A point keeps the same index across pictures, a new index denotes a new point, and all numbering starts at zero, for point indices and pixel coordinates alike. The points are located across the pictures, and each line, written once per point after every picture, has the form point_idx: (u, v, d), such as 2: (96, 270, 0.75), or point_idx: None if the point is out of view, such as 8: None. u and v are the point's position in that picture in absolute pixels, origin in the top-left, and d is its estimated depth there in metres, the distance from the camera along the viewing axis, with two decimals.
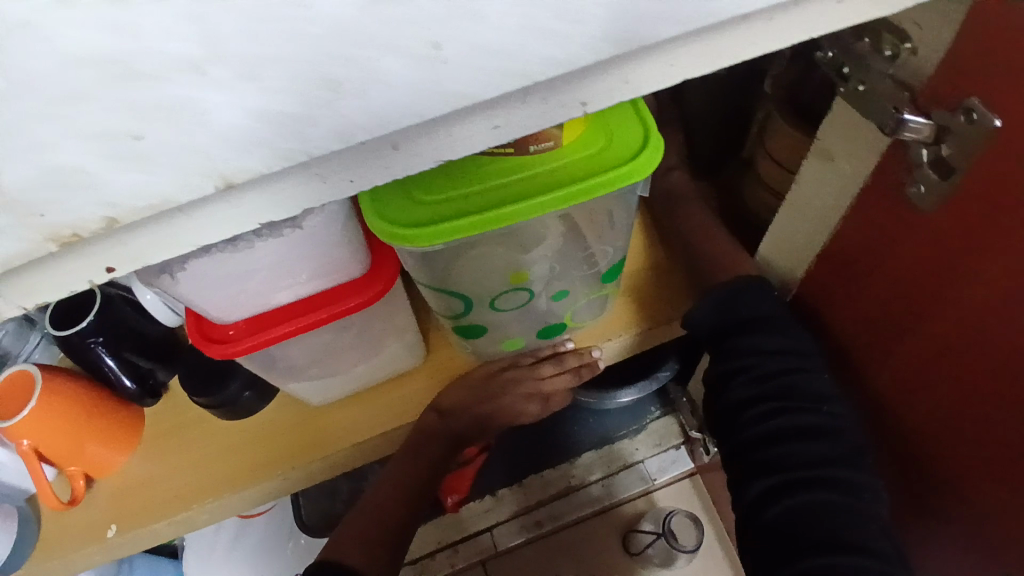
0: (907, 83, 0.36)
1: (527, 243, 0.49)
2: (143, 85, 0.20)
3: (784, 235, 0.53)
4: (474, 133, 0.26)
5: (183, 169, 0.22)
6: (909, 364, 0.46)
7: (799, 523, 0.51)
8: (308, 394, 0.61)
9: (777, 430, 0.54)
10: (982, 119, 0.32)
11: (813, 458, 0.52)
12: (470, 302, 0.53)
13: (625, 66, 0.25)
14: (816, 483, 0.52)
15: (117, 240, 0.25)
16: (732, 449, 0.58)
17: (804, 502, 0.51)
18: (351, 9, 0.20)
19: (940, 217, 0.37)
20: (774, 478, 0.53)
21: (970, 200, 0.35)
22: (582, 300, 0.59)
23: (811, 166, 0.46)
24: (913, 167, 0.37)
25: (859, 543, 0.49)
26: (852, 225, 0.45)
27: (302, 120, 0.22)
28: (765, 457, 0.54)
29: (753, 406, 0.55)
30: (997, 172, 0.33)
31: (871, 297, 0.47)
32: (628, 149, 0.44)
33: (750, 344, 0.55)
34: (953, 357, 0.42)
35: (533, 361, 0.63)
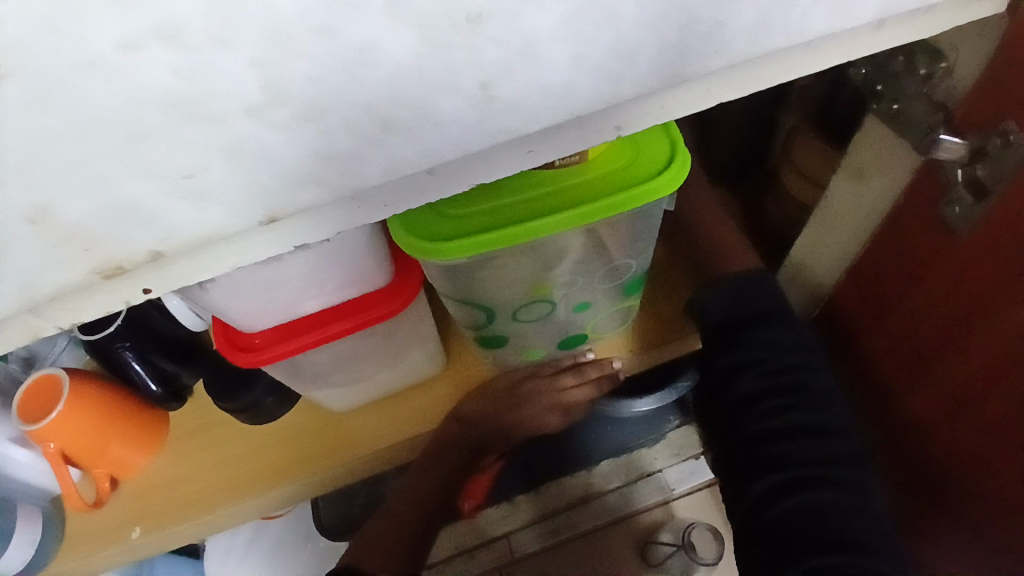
0: (943, 103, 0.36)
1: (551, 256, 0.49)
2: (210, 128, 0.21)
3: (811, 250, 0.52)
4: (509, 159, 0.26)
5: (239, 204, 0.23)
6: (933, 382, 0.46)
7: (805, 522, 0.50)
8: (331, 400, 0.62)
9: (782, 427, 0.52)
10: (1019, 142, 0.32)
11: (818, 456, 0.51)
12: (493, 313, 0.53)
13: (662, 94, 0.26)
14: (820, 482, 0.51)
15: (157, 264, 0.26)
16: (727, 445, 0.56)
17: (811, 500, 0.50)
18: (411, 56, 0.21)
19: (974, 237, 0.37)
20: (776, 475, 0.52)
21: (1005, 222, 0.35)
22: (604, 312, 0.59)
23: (842, 183, 0.45)
24: (947, 187, 0.37)
25: (861, 544, 0.49)
26: (881, 242, 0.44)
27: (354, 157, 0.23)
28: (768, 453, 0.52)
29: (755, 402, 0.54)
30: None
31: (896, 310, 0.46)
32: (657, 165, 0.44)
33: (758, 338, 0.55)
34: (977, 377, 0.41)
35: (553, 371, 0.63)
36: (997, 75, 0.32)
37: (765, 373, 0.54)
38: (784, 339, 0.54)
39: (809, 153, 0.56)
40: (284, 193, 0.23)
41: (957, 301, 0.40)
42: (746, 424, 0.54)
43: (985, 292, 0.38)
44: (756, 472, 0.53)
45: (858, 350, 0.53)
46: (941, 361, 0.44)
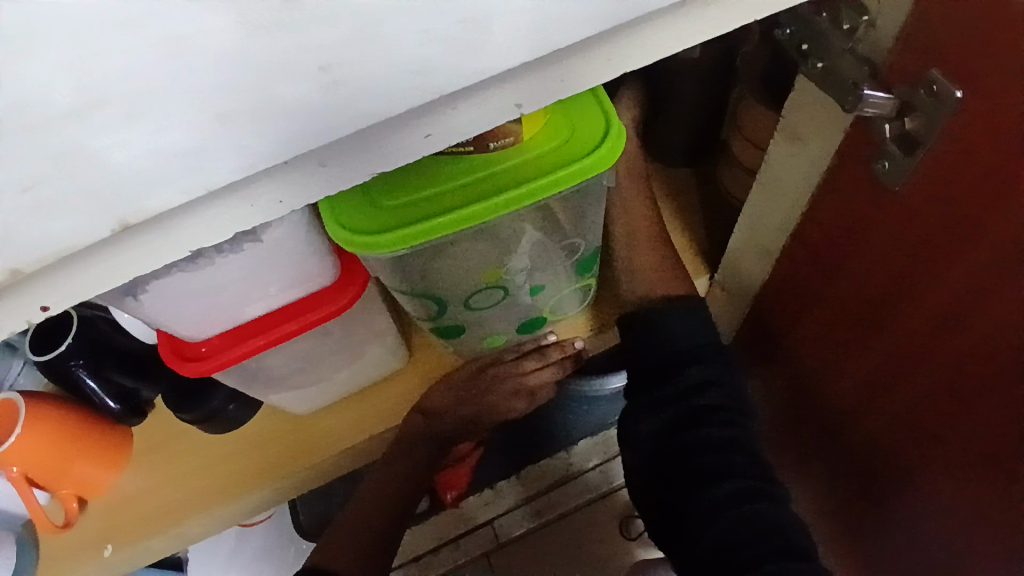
0: (868, 58, 0.35)
1: (497, 241, 0.48)
2: (39, 137, 0.21)
3: (758, 216, 0.52)
4: (406, 142, 0.26)
5: (86, 212, 0.23)
6: (883, 339, 0.46)
7: (756, 533, 0.51)
8: (294, 402, 0.61)
9: (724, 438, 0.54)
10: (943, 92, 0.31)
11: (748, 469, 0.54)
12: (444, 303, 0.52)
13: (558, 65, 0.26)
14: (761, 491, 0.53)
15: (49, 279, 0.25)
16: (654, 466, 0.56)
17: (755, 510, 0.52)
18: (234, 36, 0.21)
19: (907, 189, 0.37)
20: (725, 485, 0.53)
21: (939, 175, 0.34)
22: (560, 293, 0.59)
23: (783, 147, 0.45)
24: (878, 143, 0.36)
25: (804, 546, 0.51)
26: (825, 202, 0.44)
27: (200, 153, 0.23)
28: (713, 463, 0.53)
29: (694, 415, 0.55)
30: (962, 146, 0.32)
31: (846, 276, 0.46)
32: (590, 142, 0.43)
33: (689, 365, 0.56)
34: (923, 330, 0.41)
35: (516, 356, 0.63)
36: (915, 26, 0.31)
37: (697, 388, 0.56)
38: (707, 357, 0.57)
39: (754, 119, 0.56)
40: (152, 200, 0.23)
41: (897, 253, 0.40)
42: (683, 437, 0.55)
43: (922, 243, 0.38)
44: (704, 485, 0.53)
45: (811, 321, 0.54)
46: (889, 316, 0.44)
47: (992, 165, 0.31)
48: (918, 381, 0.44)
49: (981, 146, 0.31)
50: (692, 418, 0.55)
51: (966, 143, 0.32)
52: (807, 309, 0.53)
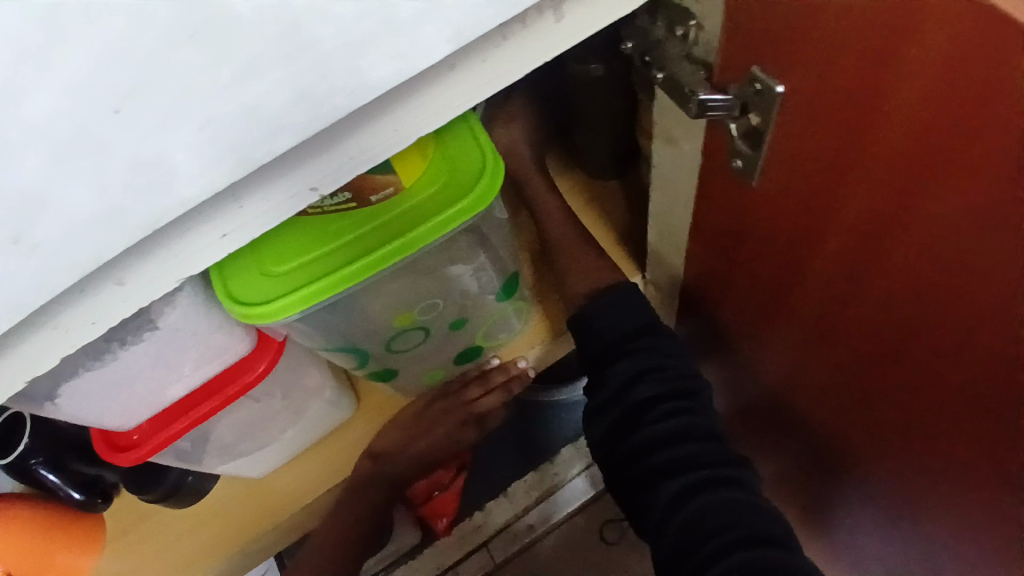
0: (704, 61, 0.35)
1: (402, 287, 0.48)
2: None
3: (662, 215, 0.53)
4: (207, 241, 0.30)
5: None
6: (793, 321, 0.47)
7: (710, 524, 0.51)
8: (246, 469, 0.60)
9: (676, 429, 0.54)
10: (766, 88, 0.32)
11: (705, 459, 0.53)
12: (365, 352, 0.53)
13: (338, 143, 0.29)
14: (722, 480, 0.53)
15: None
16: (616, 467, 0.57)
17: (709, 501, 0.52)
18: None
19: (768, 181, 0.37)
20: (681, 479, 0.53)
21: (801, 160, 0.34)
22: (490, 323, 0.58)
23: (662, 149, 0.45)
24: (731, 142, 0.37)
25: (769, 534, 0.51)
26: (707, 198, 0.44)
27: None
28: (667, 458, 0.53)
29: (641, 407, 0.55)
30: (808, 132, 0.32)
31: (750, 265, 0.46)
32: (467, 180, 0.44)
33: (617, 361, 0.56)
34: (825, 308, 0.42)
35: (460, 386, 0.64)
36: (732, 27, 0.32)
37: (632, 381, 0.55)
38: (639, 350, 0.56)
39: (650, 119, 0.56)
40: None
41: (779, 241, 0.41)
42: (632, 437, 0.55)
43: (797, 228, 0.39)
44: (659, 485, 0.53)
45: (731, 312, 0.54)
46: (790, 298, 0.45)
47: (832, 147, 0.32)
48: (834, 355, 0.46)
49: (818, 133, 0.32)
50: (638, 413, 0.55)
51: (802, 131, 0.33)
52: (724, 300, 0.54)
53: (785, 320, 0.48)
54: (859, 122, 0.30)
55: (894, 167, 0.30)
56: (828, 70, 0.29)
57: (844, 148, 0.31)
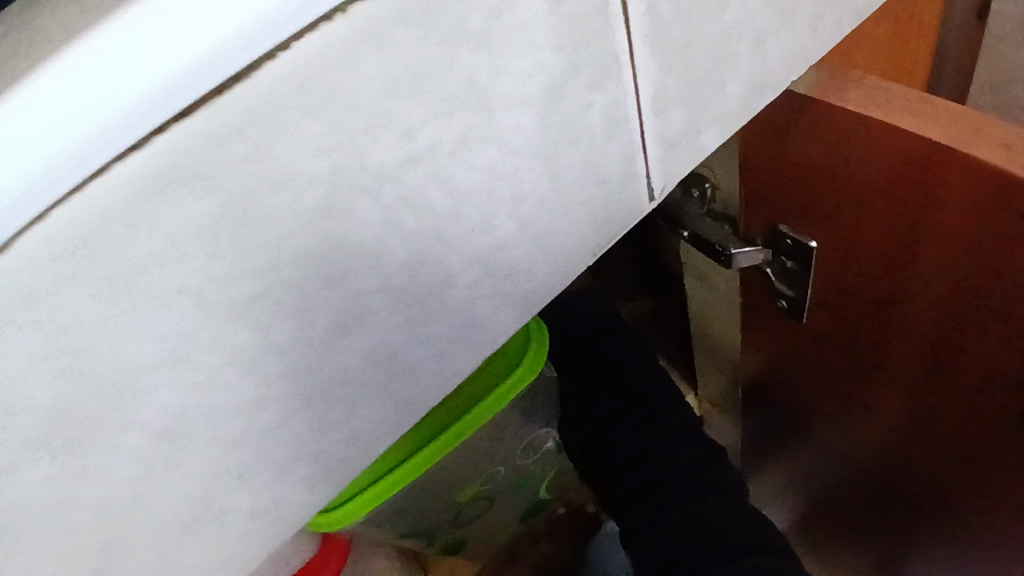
0: (726, 215, 0.37)
1: (464, 462, 0.47)
2: None
3: (704, 347, 0.52)
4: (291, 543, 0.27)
5: None
6: (875, 445, 0.45)
7: (681, 511, 0.39)
8: None
9: (670, 429, 0.42)
10: (798, 239, 0.34)
11: (705, 457, 0.41)
12: (433, 530, 0.51)
13: None
14: (722, 487, 0.40)
15: None
16: (597, 474, 0.44)
17: (674, 495, 0.40)
18: None
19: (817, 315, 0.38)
20: (668, 493, 0.40)
21: (832, 280, 0.35)
22: (552, 476, 0.56)
23: (695, 291, 0.46)
24: (770, 285, 0.38)
25: (766, 530, 0.39)
26: (751, 330, 0.45)
27: None
28: (652, 465, 0.41)
29: (631, 402, 0.43)
30: (843, 261, 0.33)
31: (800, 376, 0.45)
32: (517, 352, 0.44)
33: (605, 359, 0.45)
34: (907, 430, 0.41)
35: (531, 540, 0.61)
36: (748, 191, 0.34)
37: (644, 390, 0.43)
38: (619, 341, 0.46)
39: None
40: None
41: (840, 367, 0.41)
42: (621, 441, 0.42)
43: (856, 354, 0.38)
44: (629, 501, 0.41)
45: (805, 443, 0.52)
46: (865, 421, 0.43)
47: (842, 235, 0.32)
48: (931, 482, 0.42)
49: (856, 265, 0.33)
50: (629, 413, 0.42)
51: (839, 265, 0.34)
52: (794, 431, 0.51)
53: (868, 446, 0.45)
54: (897, 255, 0.31)
55: (897, 225, 0.30)
56: (857, 212, 0.31)
57: (887, 276, 0.32)
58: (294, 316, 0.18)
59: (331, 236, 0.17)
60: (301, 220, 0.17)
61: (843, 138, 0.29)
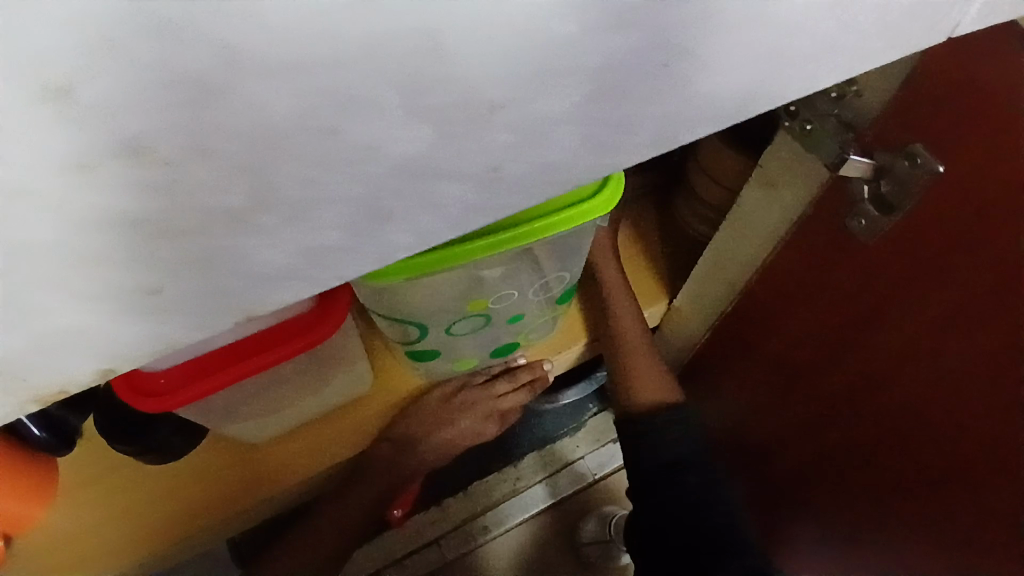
0: (852, 123, 0.38)
1: (491, 273, 0.47)
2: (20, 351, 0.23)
3: (724, 252, 0.55)
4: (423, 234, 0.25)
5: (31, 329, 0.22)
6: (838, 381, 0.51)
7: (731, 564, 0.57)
8: (247, 432, 0.56)
9: (696, 498, 0.61)
10: (925, 163, 0.35)
11: (735, 530, 0.60)
12: (427, 328, 0.51)
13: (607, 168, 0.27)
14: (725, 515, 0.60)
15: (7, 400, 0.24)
16: (648, 510, 0.62)
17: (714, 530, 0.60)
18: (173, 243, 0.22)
19: (881, 247, 0.41)
20: (701, 539, 0.59)
21: (932, 204, 0.36)
22: (537, 321, 0.58)
23: (754, 192, 0.48)
24: (854, 203, 0.40)
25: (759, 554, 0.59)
26: (797, 244, 0.47)
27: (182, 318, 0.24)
28: (689, 523, 0.60)
29: (673, 470, 0.63)
30: (956, 188, 0.35)
31: (827, 302, 0.47)
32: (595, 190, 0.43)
33: (703, 515, 0.60)
34: (894, 373, 0.45)
35: (486, 379, 0.64)
36: (902, 98, 0.35)
37: (677, 468, 0.63)
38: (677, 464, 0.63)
39: (716, 157, 0.55)
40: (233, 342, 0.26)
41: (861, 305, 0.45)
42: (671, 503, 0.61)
43: (886, 297, 0.43)
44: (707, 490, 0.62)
45: (769, 364, 0.58)
46: (851, 358, 0.48)
47: (973, 149, 0.33)
48: (868, 415, 0.50)
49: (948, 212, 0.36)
50: (666, 470, 0.63)
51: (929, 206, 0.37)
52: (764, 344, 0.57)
53: (828, 376, 0.52)
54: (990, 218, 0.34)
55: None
56: (985, 146, 0.32)
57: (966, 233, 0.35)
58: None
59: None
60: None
61: (1021, 82, 0.30)
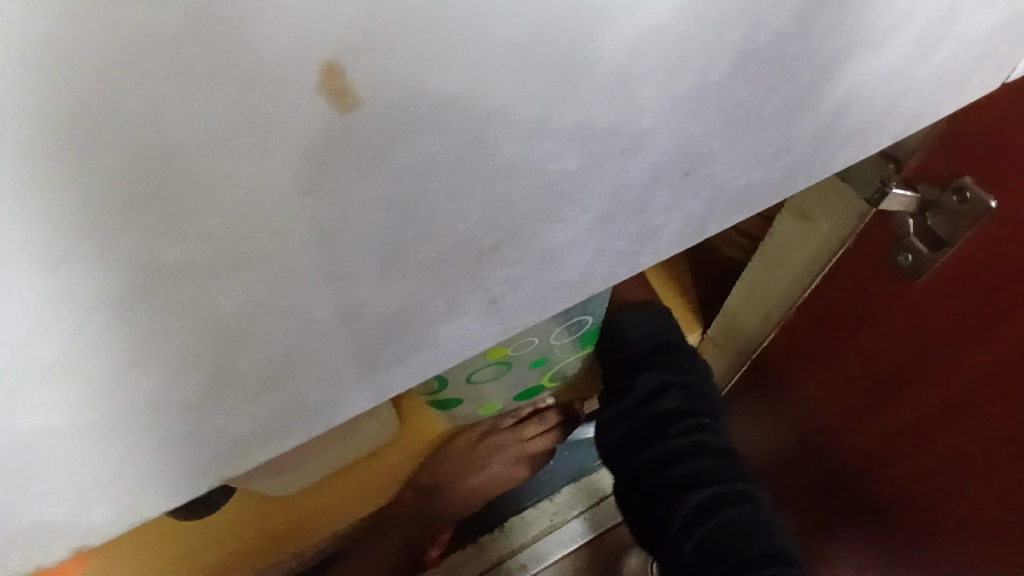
0: (892, 153, 0.36)
1: None
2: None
3: (757, 284, 0.52)
4: (450, 331, 0.24)
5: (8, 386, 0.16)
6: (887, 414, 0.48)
7: (717, 517, 0.58)
8: (274, 488, 0.55)
9: (681, 445, 0.59)
10: (975, 198, 0.33)
11: (722, 475, 0.59)
12: (447, 380, 0.49)
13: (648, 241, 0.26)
14: (733, 499, 0.59)
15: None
16: (632, 470, 0.60)
17: (712, 497, 0.58)
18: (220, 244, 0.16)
19: (930, 283, 0.38)
20: (696, 493, 0.58)
21: (975, 251, 0.35)
22: (563, 362, 0.56)
23: (788, 224, 0.45)
24: (900, 237, 0.38)
25: (773, 549, 0.58)
26: (837, 277, 0.45)
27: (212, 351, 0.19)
28: (678, 480, 0.59)
29: (663, 422, 0.60)
30: (1005, 228, 0.33)
31: (859, 341, 0.46)
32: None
33: (684, 463, 0.59)
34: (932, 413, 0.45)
35: (514, 422, 0.62)
36: (949, 130, 0.32)
37: (654, 399, 0.60)
38: (659, 363, 0.60)
39: None
40: (228, 462, 0.24)
41: (907, 341, 0.43)
42: (648, 456, 0.60)
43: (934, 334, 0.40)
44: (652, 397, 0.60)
45: (808, 396, 0.55)
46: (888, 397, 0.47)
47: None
48: (922, 447, 0.48)
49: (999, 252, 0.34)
50: (655, 419, 0.60)
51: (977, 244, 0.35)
52: (804, 375, 0.55)
53: (877, 409, 0.49)
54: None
55: None
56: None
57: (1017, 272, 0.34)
58: (312, 216, 0.17)
59: (348, 154, 0.16)
60: (297, 116, 0.15)
61: None
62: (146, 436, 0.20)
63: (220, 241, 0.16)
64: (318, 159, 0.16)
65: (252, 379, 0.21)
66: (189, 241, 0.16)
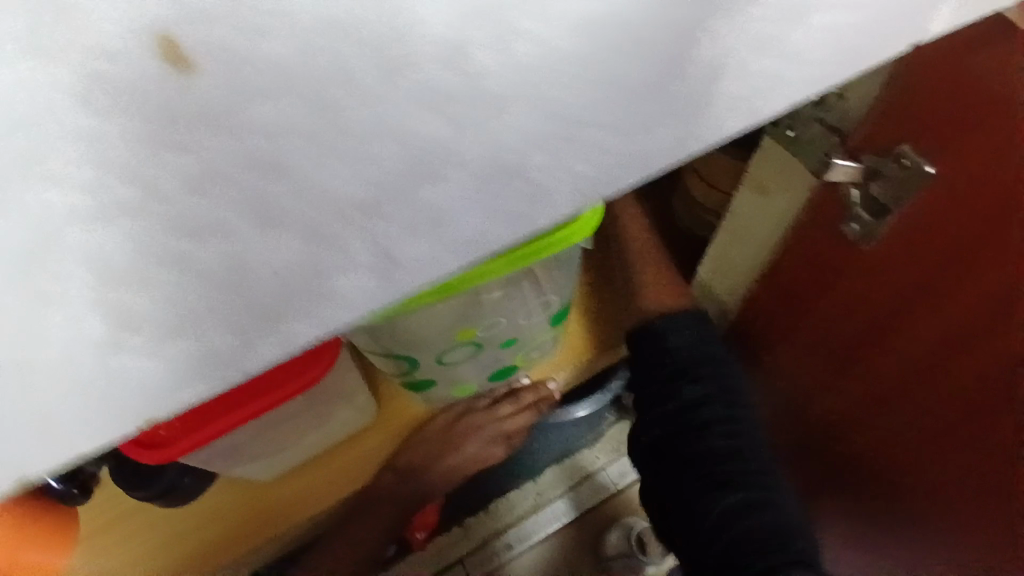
0: (836, 126, 0.37)
1: (477, 304, 0.46)
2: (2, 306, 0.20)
3: (725, 257, 0.55)
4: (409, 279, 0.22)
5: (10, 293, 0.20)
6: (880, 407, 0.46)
7: (753, 523, 0.54)
8: (254, 472, 0.57)
9: (722, 448, 0.56)
10: (914, 164, 0.34)
11: (761, 482, 0.56)
12: (415, 360, 0.50)
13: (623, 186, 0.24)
14: (770, 504, 0.55)
15: None
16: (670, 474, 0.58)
17: (748, 500, 0.55)
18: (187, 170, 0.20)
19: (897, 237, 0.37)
20: (730, 497, 0.55)
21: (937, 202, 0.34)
22: (533, 343, 0.57)
23: (748, 198, 0.48)
24: (846, 207, 0.39)
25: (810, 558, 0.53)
26: (794, 250, 0.46)
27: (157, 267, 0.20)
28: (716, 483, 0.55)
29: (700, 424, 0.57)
30: (958, 181, 0.32)
31: (835, 300, 0.45)
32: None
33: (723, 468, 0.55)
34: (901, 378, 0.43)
35: (489, 402, 0.63)
36: (886, 99, 0.34)
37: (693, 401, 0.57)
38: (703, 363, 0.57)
39: (712, 163, 0.54)
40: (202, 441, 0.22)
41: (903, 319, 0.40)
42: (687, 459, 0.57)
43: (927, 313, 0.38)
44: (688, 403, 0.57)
45: (803, 382, 0.54)
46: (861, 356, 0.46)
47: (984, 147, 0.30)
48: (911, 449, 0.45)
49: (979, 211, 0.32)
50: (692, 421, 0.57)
51: (957, 205, 0.33)
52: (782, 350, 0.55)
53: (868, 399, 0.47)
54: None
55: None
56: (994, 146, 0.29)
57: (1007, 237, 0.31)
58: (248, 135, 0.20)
59: (263, 76, 0.20)
60: (149, 81, 0.19)
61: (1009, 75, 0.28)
62: (111, 388, 0.21)
63: (142, 184, 0.20)
64: (235, 97, 0.20)
65: (202, 317, 0.21)
66: (87, 202, 0.19)
